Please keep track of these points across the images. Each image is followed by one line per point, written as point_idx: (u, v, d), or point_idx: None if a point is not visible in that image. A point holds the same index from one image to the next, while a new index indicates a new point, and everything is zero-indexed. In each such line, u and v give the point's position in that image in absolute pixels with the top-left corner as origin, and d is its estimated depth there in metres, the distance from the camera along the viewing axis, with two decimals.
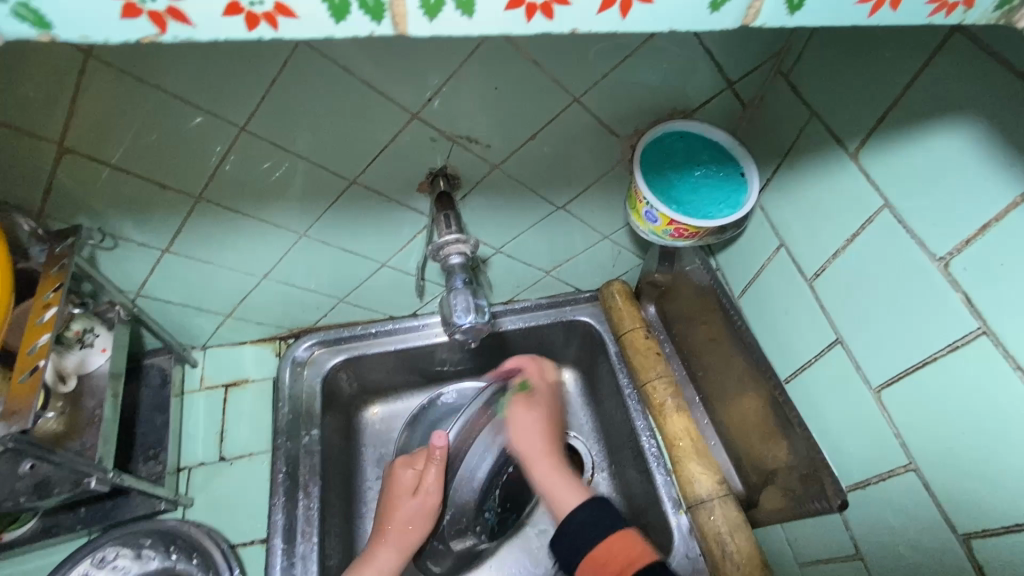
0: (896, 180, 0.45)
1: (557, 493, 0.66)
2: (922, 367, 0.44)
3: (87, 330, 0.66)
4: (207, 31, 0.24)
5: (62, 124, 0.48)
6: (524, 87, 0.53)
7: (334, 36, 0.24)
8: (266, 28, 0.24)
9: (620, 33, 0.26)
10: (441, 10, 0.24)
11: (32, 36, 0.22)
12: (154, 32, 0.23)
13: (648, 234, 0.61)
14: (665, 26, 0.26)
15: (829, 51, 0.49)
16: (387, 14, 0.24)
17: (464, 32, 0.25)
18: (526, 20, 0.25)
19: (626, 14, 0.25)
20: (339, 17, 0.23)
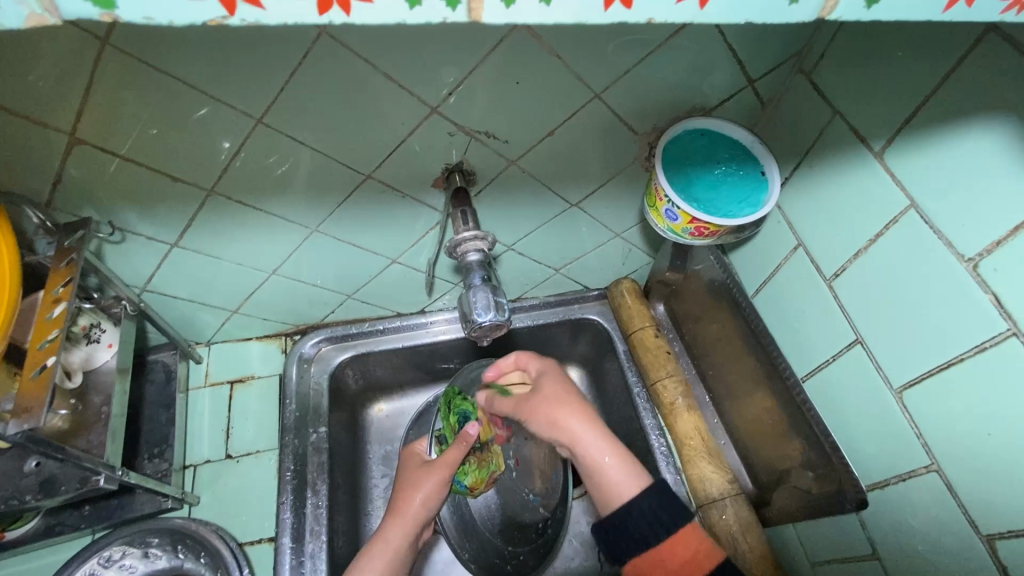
0: (921, 179, 0.45)
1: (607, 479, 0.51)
2: (945, 368, 0.44)
3: (94, 325, 0.63)
4: (275, 16, 0.23)
5: (75, 114, 0.47)
6: (547, 82, 0.52)
7: (407, 22, 0.24)
8: (339, 12, 0.23)
9: (696, 24, 0.25)
10: None
11: (96, 16, 0.21)
12: (223, 15, 0.22)
13: (667, 233, 0.61)
14: (737, 17, 0.25)
15: (853, 51, 0.49)
16: (464, 1, 0.23)
17: (538, 20, 0.24)
18: (603, 8, 0.24)
19: (705, 6, 0.24)
20: (415, 2, 0.23)
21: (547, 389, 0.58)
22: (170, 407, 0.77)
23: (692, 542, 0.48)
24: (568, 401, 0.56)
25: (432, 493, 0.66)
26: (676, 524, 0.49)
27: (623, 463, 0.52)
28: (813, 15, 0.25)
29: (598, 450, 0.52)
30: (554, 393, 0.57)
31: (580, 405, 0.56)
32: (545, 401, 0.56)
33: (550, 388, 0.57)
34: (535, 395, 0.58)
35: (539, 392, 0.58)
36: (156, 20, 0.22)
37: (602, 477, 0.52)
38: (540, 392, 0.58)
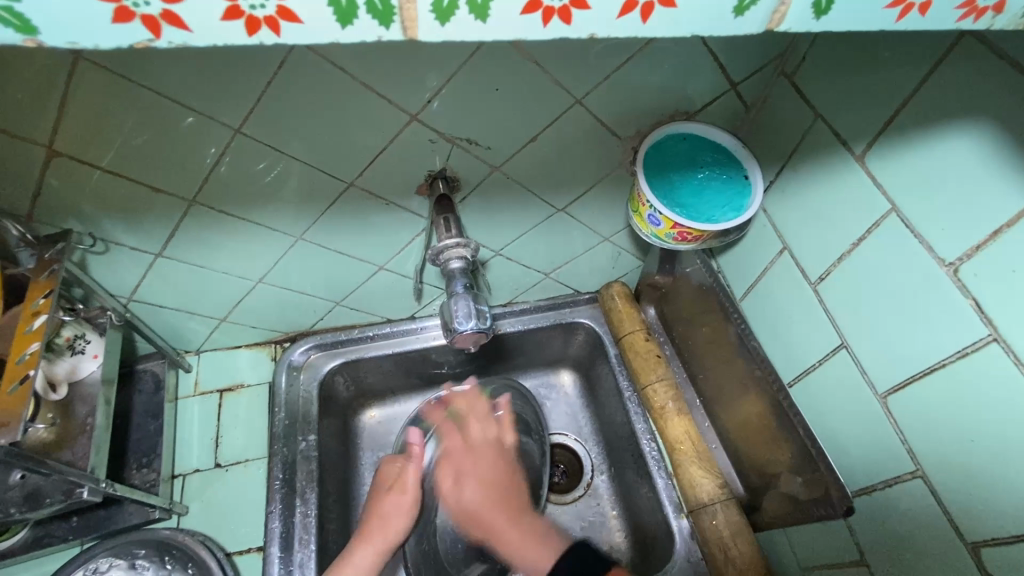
0: (902, 183, 0.44)
1: (509, 538, 0.61)
2: (929, 373, 0.44)
3: (79, 336, 0.63)
4: (202, 37, 0.23)
5: (51, 127, 0.47)
6: (525, 89, 0.52)
7: (340, 41, 0.24)
8: (267, 33, 0.23)
9: (640, 38, 0.25)
10: (454, 13, 0.23)
11: (16, 41, 0.21)
12: (148, 38, 0.22)
13: (651, 238, 0.61)
14: (684, 32, 0.25)
15: (833, 52, 0.48)
16: (396, 18, 0.23)
17: (477, 37, 0.24)
18: (542, 24, 0.24)
19: (646, 19, 0.24)
20: (345, 21, 0.23)
21: (473, 452, 0.71)
22: (159, 417, 0.76)
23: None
24: (476, 486, 0.67)
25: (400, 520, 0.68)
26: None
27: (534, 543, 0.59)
28: (761, 27, 0.25)
29: (520, 529, 0.62)
30: (471, 466, 0.69)
31: (500, 493, 0.66)
32: (471, 493, 0.66)
33: (472, 469, 0.69)
34: (459, 500, 0.67)
35: (471, 449, 0.71)
36: (82, 45, 0.22)
37: (505, 537, 0.62)
38: (463, 487, 0.68)
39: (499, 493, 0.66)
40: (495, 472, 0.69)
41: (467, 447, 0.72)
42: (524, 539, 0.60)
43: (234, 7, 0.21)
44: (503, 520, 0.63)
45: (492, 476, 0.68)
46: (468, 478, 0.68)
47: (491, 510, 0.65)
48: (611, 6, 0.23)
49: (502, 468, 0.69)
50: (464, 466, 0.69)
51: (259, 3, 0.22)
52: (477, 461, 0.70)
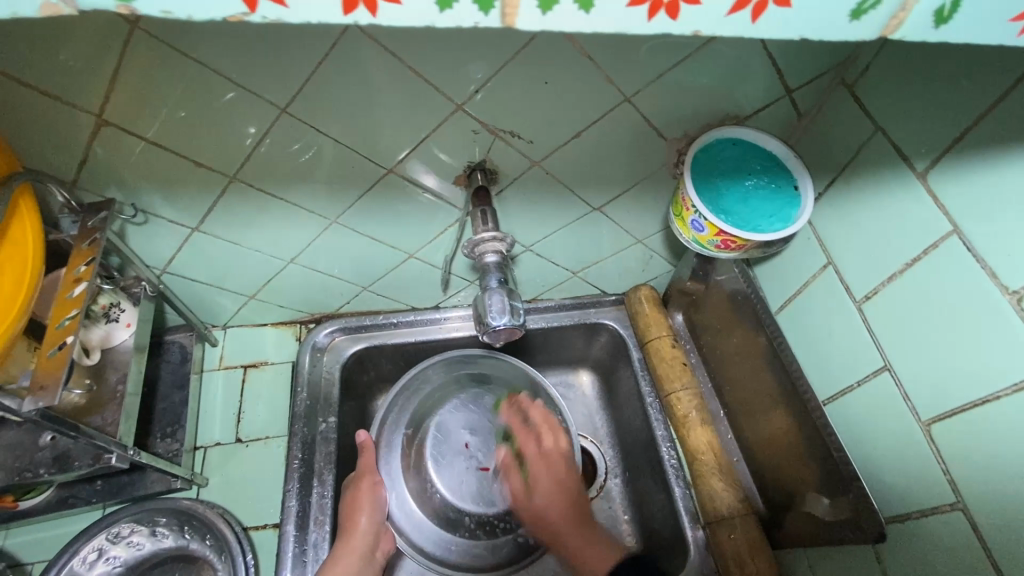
0: (967, 204, 0.42)
1: (587, 555, 0.67)
2: (981, 405, 0.42)
3: (114, 305, 0.64)
4: (295, 13, 0.23)
5: (101, 95, 0.47)
6: (576, 84, 0.51)
7: (437, 25, 0.23)
8: (364, 13, 0.23)
9: (747, 38, 0.24)
10: (558, 3, 0.23)
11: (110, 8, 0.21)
12: (243, 12, 0.22)
13: (691, 243, 0.60)
14: (791, 33, 0.24)
15: (899, 63, 0.46)
16: (497, 5, 0.23)
17: (576, 28, 0.24)
18: (647, 18, 0.23)
19: (757, 18, 0.23)
20: (446, 5, 0.23)
21: (544, 476, 0.72)
22: (184, 388, 0.77)
23: None
24: (553, 489, 0.71)
25: (372, 504, 0.69)
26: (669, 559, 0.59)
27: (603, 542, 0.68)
28: (875, 33, 0.24)
29: (597, 549, 0.67)
30: (546, 489, 0.71)
31: (569, 486, 0.71)
32: (541, 494, 0.71)
33: (552, 492, 0.71)
34: (529, 496, 0.72)
35: (540, 477, 0.72)
36: (174, 14, 0.22)
37: (582, 555, 0.67)
38: (535, 496, 0.71)
39: (577, 511, 0.69)
40: (576, 501, 0.70)
41: (544, 459, 0.73)
42: (582, 550, 0.67)
43: None
44: (583, 537, 0.68)
45: (567, 474, 0.72)
46: (542, 483, 0.72)
47: (562, 522, 0.69)
48: (722, 4, 0.23)
49: (580, 485, 0.72)
50: (537, 481, 0.72)
51: None
52: (551, 481, 0.72)
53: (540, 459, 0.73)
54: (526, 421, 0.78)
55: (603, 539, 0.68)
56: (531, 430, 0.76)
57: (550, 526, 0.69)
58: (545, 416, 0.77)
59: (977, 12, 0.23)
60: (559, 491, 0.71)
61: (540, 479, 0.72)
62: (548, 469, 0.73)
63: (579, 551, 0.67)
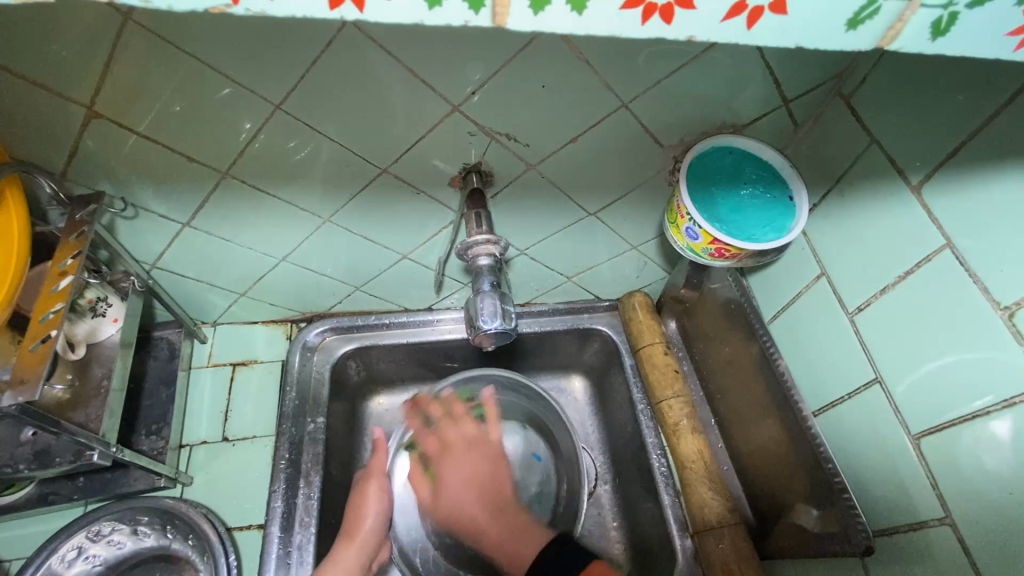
0: (961, 219, 0.42)
1: (508, 540, 0.65)
2: (971, 420, 0.42)
3: (101, 299, 0.63)
4: (284, 9, 0.22)
5: (92, 87, 0.46)
6: (573, 89, 0.51)
7: (426, 22, 0.23)
8: (351, 9, 0.22)
9: (741, 44, 0.24)
10: (550, 3, 0.22)
11: None
12: (228, 3, 0.22)
13: (685, 251, 0.59)
14: (787, 42, 0.24)
15: (896, 77, 0.47)
16: (488, 4, 0.22)
17: (569, 29, 0.23)
18: (641, 22, 0.23)
19: (752, 25, 0.23)
20: (435, 3, 0.22)
21: (461, 456, 0.72)
22: (171, 385, 0.76)
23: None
24: (465, 475, 0.70)
25: (377, 508, 0.69)
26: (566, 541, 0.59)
27: (509, 525, 0.66)
28: (872, 44, 0.24)
29: (516, 519, 0.66)
30: (462, 460, 0.72)
31: (487, 490, 0.69)
32: (457, 500, 0.69)
33: (467, 461, 0.71)
34: (437, 498, 0.71)
35: (456, 454, 0.72)
36: (159, 5, 0.22)
37: (501, 544, 0.65)
38: (445, 479, 0.71)
39: (488, 499, 0.68)
40: (479, 494, 0.68)
41: (446, 451, 0.73)
42: (506, 538, 0.65)
43: None
44: (502, 528, 0.66)
45: (486, 475, 0.70)
46: (456, 472, 0.71)
47: (477, 510, 0.67)
48: (718, 9, 0.22)
49: (490, 481, 0.70)
50: (450, 481, 0.70)
51: None
52: (464, 455, 0.72)
53: (423, 430, 0.76)
54: (426, 421, 0.77)
55: (521, 526, 0.66)
56: (437, 418, 0.76)
57: (463, 517, 0.68)
58: (448, 407, 0.77)
59: (970, 27, 0.23)
60: (472, 465, 0.71)
61: (456, 468, 0.71)
62: (472, 458, 0.72)
63: (497, 544, 0.65)
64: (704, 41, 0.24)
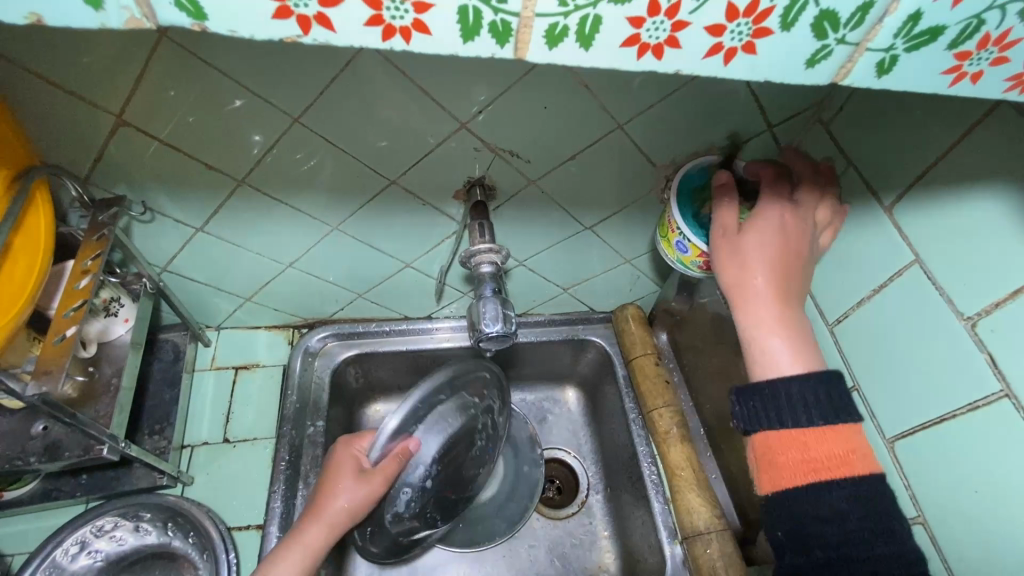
0: (928, 238, 0.46)
1: (774, 366, 0.49)
2: (939, 423, 0.45)
3: (114, 299, 0.65)
4: (343, 39, 0.26)
5: (122, 97, 0.49)
6: (573, 110, 0.54)
7: (459, 53, 0.26)
8: (399, 40, 0.26)
9: (719, 78, 0.28)
10: (562, 40, 0.26)
11: (188, 24, 0.24)
12: (298, 33, 0.25)
13: (675, 263, 0.62)
14: (758, 77, 0.28)
15: (867, 107, 0.51)
16: (512, 39, 0.26)
17: (577, 62, 0.27)
18: (636, 57, 0.26)
19: (728, 61, 0.27)
20: (469, 38, 0.25)
21: (750, 240, 0.51)
22: (174, 386, 0.78)
23: (846, 442, 0.45)
24: (768, 259, 0.50)
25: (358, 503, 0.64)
26: (838, 415, 0.46)
27: (792, 350, 0.49)
28: (828, 78, 0.28)
29: (807, 350, 0.49)
30: (759, 238, 0.51)
31: (793, 270, 0.51)
32: (726, 273, 0.52)
33: (757, 246, 0.51)
34: (728, 274, 0.52)
35: (753, 232, 0.52)
36: (240, 34, 0.25)
37: (762, 340, 0.50)
38: (745, 236, 0.52)
39: (787, 280, 0.51)
40: (779, 279, 0.51)
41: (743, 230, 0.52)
42: (780, 357, 0.49)
43: (377, 15, 0.24)
44: (773, 313, 0.50)
45: (795, 250, 0.52)
46: (751, 248, 0.51)
47: (770, 306, 0.50)
48: (698, 48, 0.26)
49: (787, 299, 0.51)
50: (728, 247, 0.52)
51: (399, 15, 0.25)
52: (767, 236, 0.51)
53: (753, 223, 0.52)
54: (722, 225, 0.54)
55: (807, 352, 0.49)
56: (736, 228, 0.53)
57: (735, 293, 0.51)
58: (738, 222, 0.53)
59: (914, 67, 0.27)
60: (772, 273, 0.50)
61: (760, 244, 0.51)
62: (779, 214, 0.52)
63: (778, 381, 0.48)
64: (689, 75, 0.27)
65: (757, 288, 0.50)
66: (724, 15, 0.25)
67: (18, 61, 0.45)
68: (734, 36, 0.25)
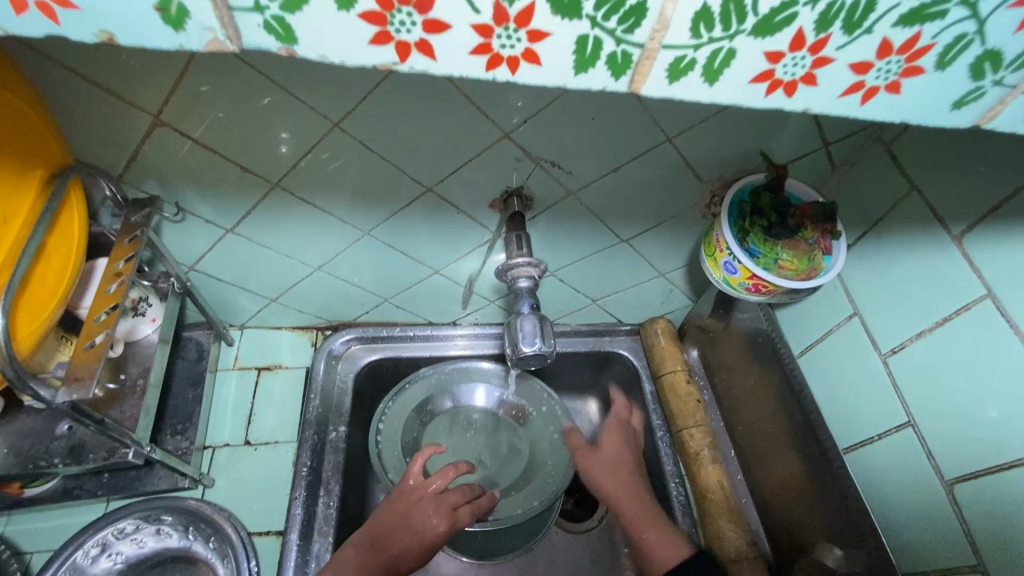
0: (1002, 272, 0.44)
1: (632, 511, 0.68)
2: (1008, 469, 0.44)
3: (143, 299, 0.64)
4: (443, 68, 0.24)
5: (162, 97, 0.48)
6: (623, 122, 0.52)
7: (568, 85, 0.25)
8: (505, 70, 0.24)
9: (852, 118, 0.27)
10: (687, 74, 0.24)
11: (277, 49, 0.23)
12: (394, 61, 0.24)
13: (720, 284, 0.60)
14: (896, 117, 0.26)
15: (933, 130, 0.48)
16: (630, 71, 0.24)
17: (697, 98, 0.26)
18: (765, 93, 0.26)
19: (866, 101, 0.26)
20: (581, 68, 0.24)
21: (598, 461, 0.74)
22: (198, 386, 0.77)
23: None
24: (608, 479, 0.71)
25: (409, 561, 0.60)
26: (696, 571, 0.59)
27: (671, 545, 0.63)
28: (971, 121, 0.27)
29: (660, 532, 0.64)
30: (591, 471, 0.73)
31: (621, 472, 0.72)
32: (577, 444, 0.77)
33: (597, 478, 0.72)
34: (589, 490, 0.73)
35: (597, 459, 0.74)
36: (329, 59, 0.24)
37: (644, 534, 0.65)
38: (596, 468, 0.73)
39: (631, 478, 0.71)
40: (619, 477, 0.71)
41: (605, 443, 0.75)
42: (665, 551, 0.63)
43: (486, 43, 0.23)
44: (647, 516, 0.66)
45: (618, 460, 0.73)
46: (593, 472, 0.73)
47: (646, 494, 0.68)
48: (837, 87, 0.25)
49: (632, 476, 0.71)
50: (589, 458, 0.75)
51: (509, 43, 0.23)
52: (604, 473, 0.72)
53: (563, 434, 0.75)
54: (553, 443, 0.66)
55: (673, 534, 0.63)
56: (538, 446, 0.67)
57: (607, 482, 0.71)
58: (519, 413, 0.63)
59: None
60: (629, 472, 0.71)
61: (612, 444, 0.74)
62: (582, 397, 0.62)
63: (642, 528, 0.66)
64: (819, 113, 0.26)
65: (619, 489, 0.70)
66: (875, 52, 0.24)
67: (62, 60, 0.44)
68: (880, 74, 0.24)
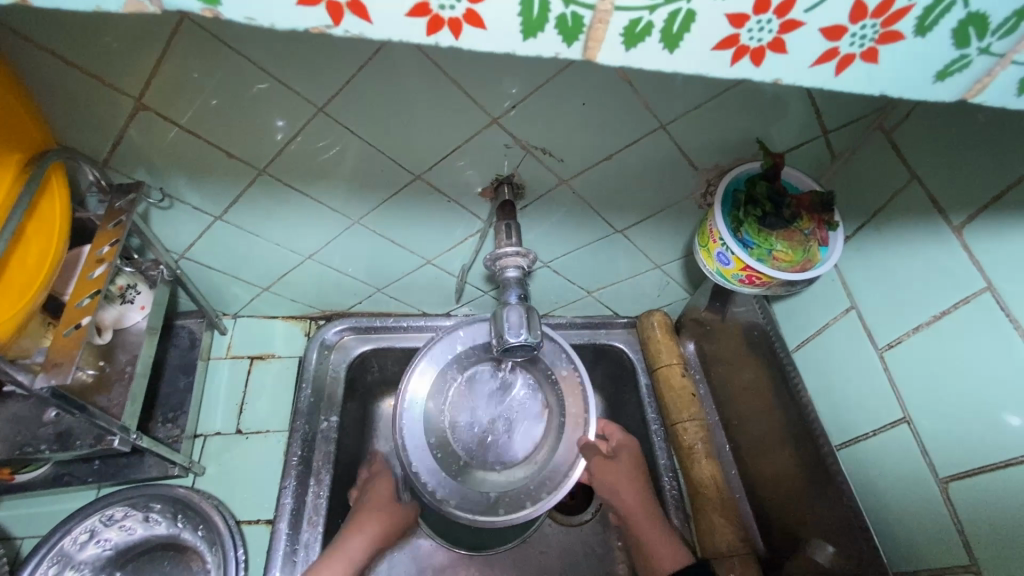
0: (1003, 265, 0.42)
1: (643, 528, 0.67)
2: (1004, 466, 0.42)
3: (130, 287, 0.64)
4: (379, 31, 0.24)
5: (141, 80, 0.47)
6: (614, 108, 0.51)
7: (517, 52, 0.24)
8: (446, 34, 0.23)
9: (826, 89, 0.25)
10: (643, 40, 0.23)
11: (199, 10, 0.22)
12: (327, 24, 0.23)
13: (713, 275, 0.59)
14: (875, 88, 0.25)
15: (935, 117, 0.46)
16: (581, 37, 0.23)
17: (657, 66, 0.25)
18: (729, 62, 0.25)
19: (840, 71, 0.25)
20: (529, 34, 0.23)
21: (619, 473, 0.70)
22: (189, 374, 0.77)
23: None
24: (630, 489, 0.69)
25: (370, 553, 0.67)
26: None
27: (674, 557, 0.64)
28: (956, 95, 0.26)
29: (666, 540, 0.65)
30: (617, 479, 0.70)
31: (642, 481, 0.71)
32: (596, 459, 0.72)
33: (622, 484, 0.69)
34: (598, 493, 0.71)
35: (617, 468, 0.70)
36: (256, 22, 0.23)
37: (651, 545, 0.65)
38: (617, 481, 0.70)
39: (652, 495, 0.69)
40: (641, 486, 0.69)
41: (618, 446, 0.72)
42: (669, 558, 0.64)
43: (422, 4, 0.22)
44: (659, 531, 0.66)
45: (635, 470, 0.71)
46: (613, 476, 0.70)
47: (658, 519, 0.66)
48: (808, 53, 0.24)
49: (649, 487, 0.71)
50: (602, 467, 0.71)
51: (448, 5, 0.22)
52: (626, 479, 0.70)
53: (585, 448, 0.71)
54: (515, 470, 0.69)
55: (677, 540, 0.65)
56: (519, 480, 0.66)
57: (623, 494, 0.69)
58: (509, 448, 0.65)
59: None
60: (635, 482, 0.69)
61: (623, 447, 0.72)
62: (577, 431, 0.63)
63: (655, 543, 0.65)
64: (791, 83, 0.25)
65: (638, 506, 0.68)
66: (850, 14, 0.22)
67: (35, 41, 0.43)
68: (855, 40, 0.23)
